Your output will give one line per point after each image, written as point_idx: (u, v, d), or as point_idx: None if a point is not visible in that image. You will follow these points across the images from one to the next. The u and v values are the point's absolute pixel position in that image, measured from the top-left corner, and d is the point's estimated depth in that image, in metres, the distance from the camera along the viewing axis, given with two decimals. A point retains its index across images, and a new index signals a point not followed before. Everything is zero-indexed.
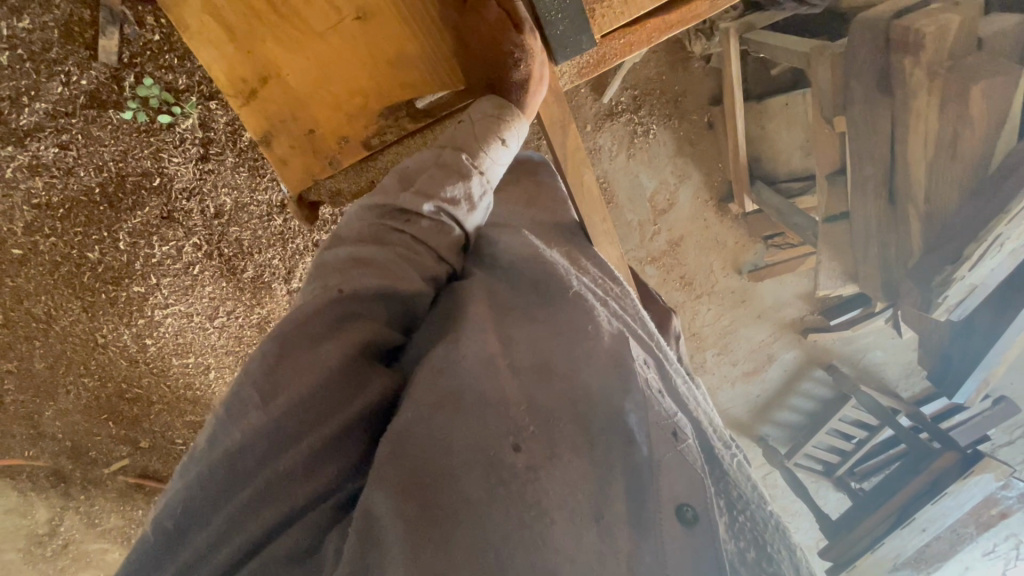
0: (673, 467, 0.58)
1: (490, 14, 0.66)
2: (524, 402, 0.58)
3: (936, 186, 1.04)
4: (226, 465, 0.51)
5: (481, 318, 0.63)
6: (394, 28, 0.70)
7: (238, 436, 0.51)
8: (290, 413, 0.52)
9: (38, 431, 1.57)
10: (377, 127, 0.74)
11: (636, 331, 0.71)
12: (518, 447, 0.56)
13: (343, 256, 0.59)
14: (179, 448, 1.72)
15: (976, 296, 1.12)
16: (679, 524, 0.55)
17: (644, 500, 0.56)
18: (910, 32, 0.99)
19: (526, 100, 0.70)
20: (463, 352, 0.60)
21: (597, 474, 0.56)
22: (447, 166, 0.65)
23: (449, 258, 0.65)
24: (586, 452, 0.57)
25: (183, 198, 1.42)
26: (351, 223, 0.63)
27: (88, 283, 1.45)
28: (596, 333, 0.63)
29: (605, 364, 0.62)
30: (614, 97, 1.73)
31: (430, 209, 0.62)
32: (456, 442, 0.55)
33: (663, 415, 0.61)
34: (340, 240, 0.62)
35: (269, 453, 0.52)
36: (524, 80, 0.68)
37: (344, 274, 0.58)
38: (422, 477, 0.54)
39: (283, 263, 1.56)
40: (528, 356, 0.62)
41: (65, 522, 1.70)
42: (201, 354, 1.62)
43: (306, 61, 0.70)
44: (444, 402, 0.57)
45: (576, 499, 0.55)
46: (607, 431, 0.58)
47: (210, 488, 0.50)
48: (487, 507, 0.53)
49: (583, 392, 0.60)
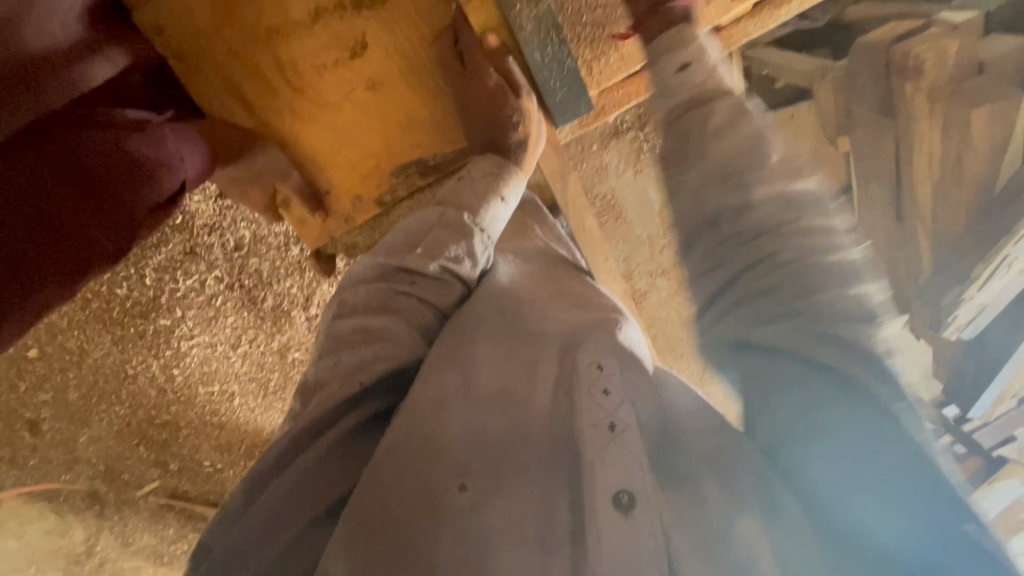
0: (611, 458, 0.58)
1: (489, 81, 0.80)
2: (473, 438, 0.61)
3: (947, 209, 1.37)
4: (260, 526, 0.57)
5: (442, 355, 0.68)
6: (402, 100, 0.86)
7: (268, 494, 0.58)
8: (309, 475, 0.59)
9: (74, 458, 1.53)
10: (391, 185, 0.94)
11: (595, 329, 0.70)
12: (463, 486, 0.57)
13: (353, 327, 0.67)
14: (208, 468, 1.81)
15: (983, 315, 1.44)
16: (616, 513, 0.55)
17: (583, 502, 0.57)
18: (910, 56, 1.26)
19: (523, 159, 0.82)
20: (421, 390, 0.64)
21: (542, 494, 0.58)
22: (450, 225, 0.73)
23: (446, 305, 0.74)
24: (533, 477, 0.59)
25: (204, 233, 1.49)
26: (356, 290, 0.70)
27: (118, 317, 1.48)
28: (550, 359, 0.69)
29: (554, 387, 0.66)
30: (620, 116, 1.75)
31: (435, 268, 0.71)
32: (406, 487, 0.57)
33: (600, 407, 0.62)
34: (349, 306, 0.69)
35: (293, 511, 0.58)
36: (521, 143, 0.82)
37: (363, 365, 0.64)
38: (386, 525, 0.56)
39: (301, 290, 1.69)
40: (487, 383, 0.66)
41: (101, 543, 1.69)
42: (225, 382, 1.69)
43: (323, 132, 0.88)
44: (410, 449, 0.60)
45: (522, 525, 0.56)
46: (553, 451, 0.61)
47: (246, 543, 0.57)
48: (433, 539, 0.54)
49: (528, 415, 0.64)
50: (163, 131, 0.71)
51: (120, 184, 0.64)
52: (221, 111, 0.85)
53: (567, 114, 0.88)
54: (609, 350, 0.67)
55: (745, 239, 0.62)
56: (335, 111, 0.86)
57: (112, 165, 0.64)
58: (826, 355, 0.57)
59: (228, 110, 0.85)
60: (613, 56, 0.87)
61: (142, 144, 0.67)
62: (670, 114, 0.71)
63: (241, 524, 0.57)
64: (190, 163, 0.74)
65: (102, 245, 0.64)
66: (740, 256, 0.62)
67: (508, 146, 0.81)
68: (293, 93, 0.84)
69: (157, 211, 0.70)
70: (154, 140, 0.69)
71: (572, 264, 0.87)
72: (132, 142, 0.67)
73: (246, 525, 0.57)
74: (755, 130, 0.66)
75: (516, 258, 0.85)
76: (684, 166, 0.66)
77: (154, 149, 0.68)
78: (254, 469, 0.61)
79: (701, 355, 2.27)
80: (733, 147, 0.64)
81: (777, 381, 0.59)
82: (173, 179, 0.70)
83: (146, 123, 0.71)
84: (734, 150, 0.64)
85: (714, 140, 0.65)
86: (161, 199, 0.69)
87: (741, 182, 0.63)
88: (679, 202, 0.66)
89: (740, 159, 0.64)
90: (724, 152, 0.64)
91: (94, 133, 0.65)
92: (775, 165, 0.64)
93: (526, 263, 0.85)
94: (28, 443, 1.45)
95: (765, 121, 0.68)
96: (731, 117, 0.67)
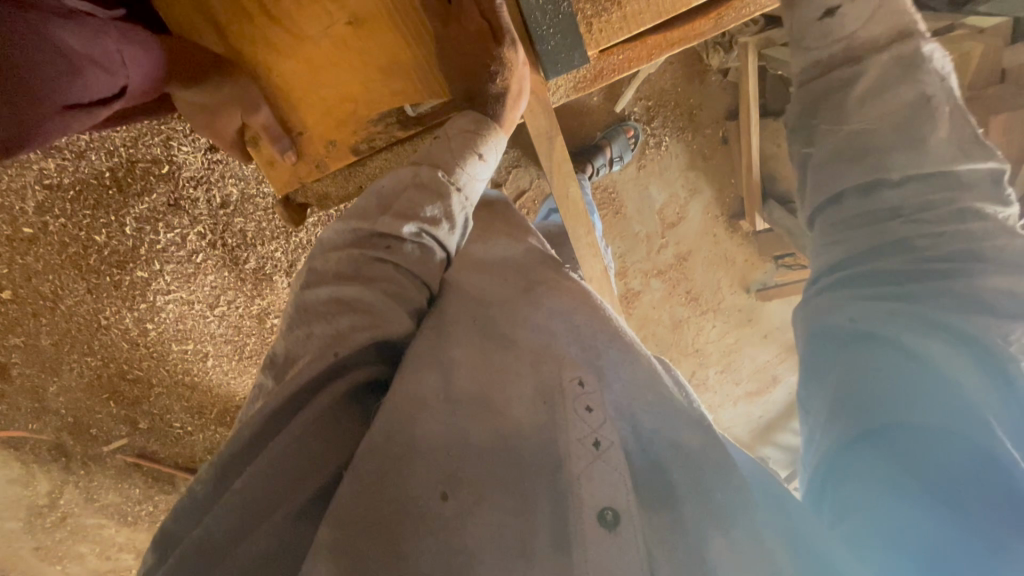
0: (596, 475, 0.52)
1: (470, 24, 0.74)
2: (448, 442, 0.54)
3: None
4: (236, 518, 0.49)
5: (422, 353, 0.60)
6: (388, 37, 0.81)
7: (241, 480, 0.50)
8: (288, 459, 0.52)
9: (42, 405, 1.57)
10: (370, 133, 0.91)
11: (571, 338, 0.62)
12: (446, 494, 0.51)
13: (325, 297, 0.60)
14: (177, 430, 1.70)
15: None
16: (600, 529, 0.49)
17: (568, 517, 0.50)
18: None
19: (502, 114, 0.75)
20: (399, 389, 0.56)
21: (520, 505, 0.51)
22: (424, 185, 0.65)
23: (432, 283, 0.65)
24: (510, 487, 0.52)
25: (190, 187, 1.38)
26: (328, 257, 0.64)
27: (93, 266, 1.43)
28: (524, 371, 0.59)
29: (535, 398, 0.57)
30: (627, 107, 1.70)
31: (410, 231, 0.63)
32: (389, 489, 0.51)
33: (583, 424, 0.55)
34: (319, 276, 0.63)
35: (275, 495, 0.51)
36: (500, 96, 0.74)
37: (341, 335, 0.57)
38: (366, 522, 0.49)
39: (285, 256, 1.51)
40: (465, 387, 0.58)
41: (64, 496, 1.71)
42: (200, 342, 1.58)
43: (298, 65, 0.84)
44: (387, 454, 0.53)
45: (503, 533, 0.49)
46: (535, 462, 0.53)
47: (217, 535, 0.49)
48: (413, 545, 0.48)
49: (506, 430, 0.55)
50: (103, 28, 0.66)
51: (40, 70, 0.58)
52: (192, 33, 0.80)
53: (558, 65, 0.83)
54: (591, 363, 0.60)
55: (881, 227, 0.64)
56: (314, 47, 0.82)
57: (36, 52, 0.57)
58: (936, 347, 0.56)
59: (198, 31, 0.81)
60: (616, 14, 0.82)
61: (71, 35, 0.61)
62: (808, 75, 0.72)
63: (212, 513, 0.49)
64: (133, 67, 0.69)
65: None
66: (858, 249, 0.65)
67: (486, 97, 0.74)
68: (271, 23, 0.80)
69: (75, 111, 0.63)
70: (86, 35, 0.63)
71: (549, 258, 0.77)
72: (58, 32, 0.59)
73: (217, 515, 0.49)
74: (917, 95, 0.64)
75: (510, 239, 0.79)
76: (826, 131, 0.69)
77: (87, 44, 0.63)
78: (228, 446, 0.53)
79: (689, 362, 2.25)
80: (887, 116, 0.65)
81: (875, 371, 0.57)
82: (105, 81, 0.65)
83: (84, 16, 0.64)
84: (883, 124, 0.65)
85: (857, 111, 0.66)
86: (87, 98, 0.63)
87: (876, 158, 0.65)
88: (818, 167, 0.69)
89: (892, 130, 0.64)
90: (878, 128, 0.65)
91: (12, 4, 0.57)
92: (940, 143, 0.63)
93: (487, 239, 0.79)
94: None
95: (942, 96, 0.64)
96: (884, 79, 0.66)
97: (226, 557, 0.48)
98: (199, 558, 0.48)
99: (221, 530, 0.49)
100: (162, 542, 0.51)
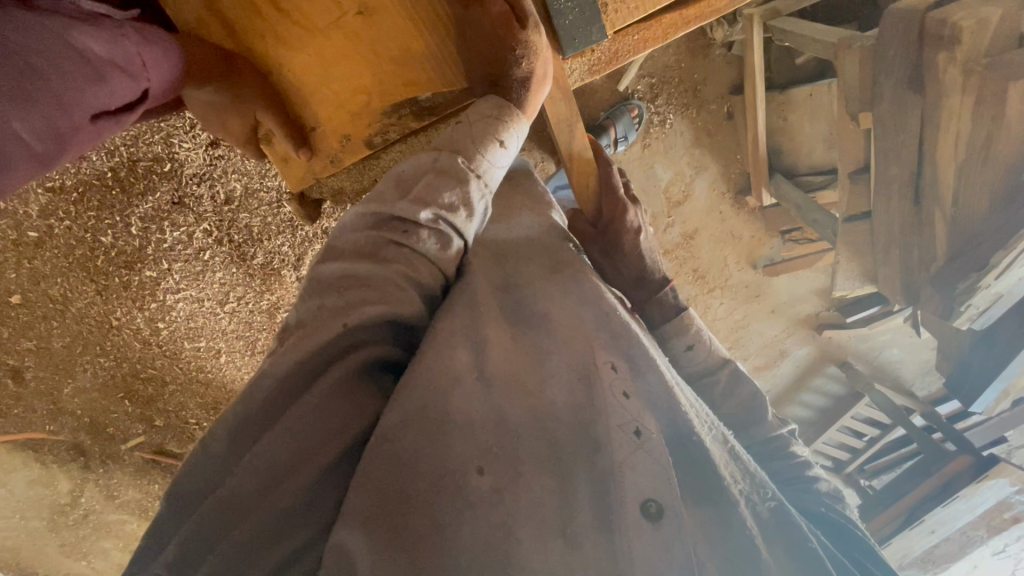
0: (637, 466, 0.54)
1: (492, 7, 0.70)
2: (488, 421, 0.54)
3: (965, 191, 0.98)
4: (256, 483, 0.49)
5: (452, 332, 0.58)
6: (401, 26, 0.79)
7: (260, 443, 0.50)
8: (307, 425, 0.52)
9: (58, 407, 1.57)
10: (383, 125, 0.90)
11: (598, 329, 0.64)
12: (481, 469, 0.51)
13: (339, 272, 0.57)
14: (193, 426, 1.71)
15: (1004, 304, 1.05)
16: (644, 521, 0.51)
17: (610, 504, 0.52)
18: (946, 26, 0.93)
19: (526, 101, 0.73)
20: (428, 362, 0.56)
21: (559, 486, 0.52)
22: (444, 171, 0.62)
23: (449, 270, 0.62)
24: (549, 468, 0.53)
25: (193, 183, 1.37)
26: (347, 235, 0.60)
27: (102, 267, 1.42)
28: (558, 353, 0.61)
29: (572, 376, 0.59)
30: (632, 84, 1.64)
31: (428, 217, 0.59)
32: (423, 464, 0.51)
33: (624, 411, 0.57)
34: (336, 251, 0.59)
35: (292, 462, 0.51)
36: (525, 80, 0.72)
37: (347, 307, 0.55)
38: (398, 499, 0.50)
39: (293, 250, 1.52)
40: (500, 365, 0.58)
41: (85, 493, 1.73)
42: (211, 339, 1.58)
43: (307, 57, 0.83)
44: (420, 425, 0.52)
45: (541, 514, 0.50)
46: (572, 443, 0.55)
47: (245, 493, 0.49)
48: (452, 520, 0.49)
49: (544, 414, 0.56)
50: (123, 31, 0.64)
51: (69, 80, 0.56)
52: (197, 29, 0.79)
53: (577, 40, 0.79)
54: (622, 352, 0.63)
55: None
56: (322, 39, 0.81)
57: (65, 61, 0.56)
58: None
59: (204, 26, 0.79)
60: None
61: (94, 41, 0.59)
62: None
63: (232, 477, 0.49)
64: (154, 70, 0.68)
65: (30, 145, 0.53)
66: None
67: (509, 84, 0.72)
68: (279, 15, 0.79)
69: (104, 120, 0.62)
70: (109, 40, 0.61)
71: (561, 235, 0.81)
72: (83, 38, 0.58)
73: (240, 478, 0.49)
74: None
75: (515, 221, 0.81)
76: None
77: (110, 49, 0.61)
78: (236, 413, 0.51)
79: None
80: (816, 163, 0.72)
81: None
82: (129, 85, 0.64)
83: (102, 20, 0.62)
84: None
85: None
86: (114, 105, 0.63)
87: None
88: None
89: None
90: None
91: (33, 14, 0.54)
92: None
93: (507, 217, 0.82)
94: (13, 390, 1.52)
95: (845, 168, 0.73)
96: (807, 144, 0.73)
97: (247, 518, 0.49)
98: (225, 511, 0.49)
99: (240, 497, 0.49)
100: (190, 498, 0.50)
